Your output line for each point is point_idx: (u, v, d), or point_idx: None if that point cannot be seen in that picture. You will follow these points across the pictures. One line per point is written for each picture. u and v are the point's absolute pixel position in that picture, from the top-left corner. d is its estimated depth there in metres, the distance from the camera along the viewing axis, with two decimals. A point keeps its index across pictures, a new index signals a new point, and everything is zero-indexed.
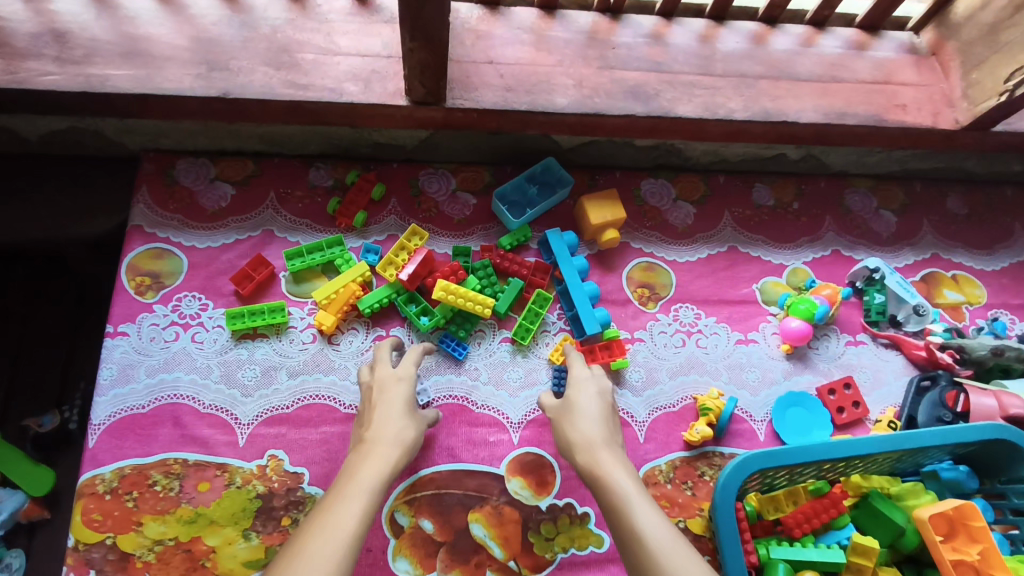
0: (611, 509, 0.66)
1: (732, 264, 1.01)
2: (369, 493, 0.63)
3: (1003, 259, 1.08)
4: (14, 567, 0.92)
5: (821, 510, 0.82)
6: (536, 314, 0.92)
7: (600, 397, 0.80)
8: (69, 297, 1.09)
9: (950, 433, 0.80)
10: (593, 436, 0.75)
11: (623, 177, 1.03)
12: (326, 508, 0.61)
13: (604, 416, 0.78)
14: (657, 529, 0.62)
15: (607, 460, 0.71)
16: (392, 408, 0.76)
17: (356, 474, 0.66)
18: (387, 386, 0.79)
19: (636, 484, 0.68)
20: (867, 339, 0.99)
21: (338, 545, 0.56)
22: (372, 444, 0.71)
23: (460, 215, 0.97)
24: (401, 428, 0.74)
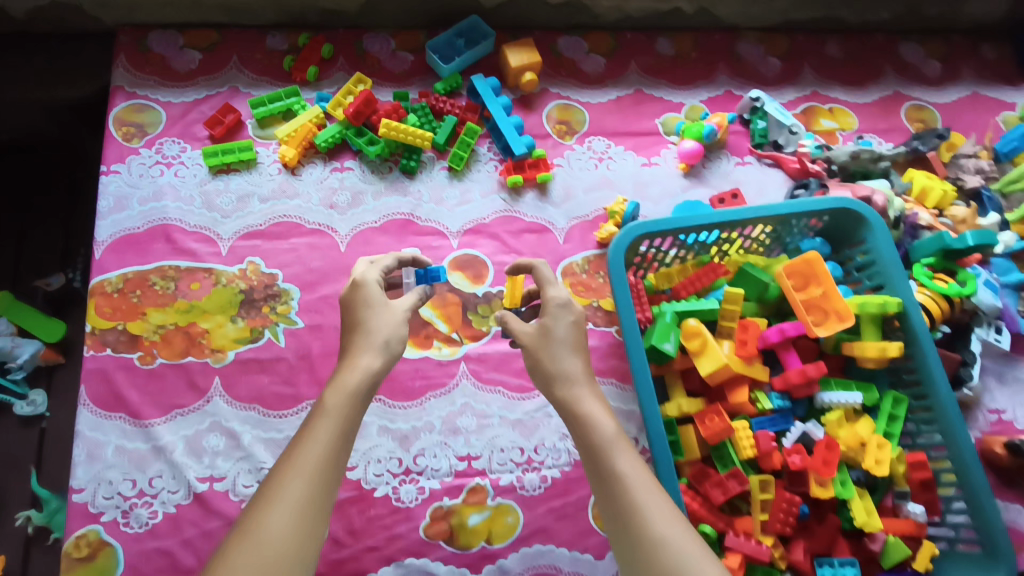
0: (594, 449, 0.70)
1: (637, 103, 1.17)
2: (339, 425, 0.66)
3: (874, 93, 1.24)
4: (39, 401, 1.07)
5: (703, 276, 0.99)
6: (467, 144, 1.08)
7: (576, 325, 0.81)
8: (63, 172, 1.23)
9: (805, 204, 0.97)
10: (570, 370, 0.76)
11: (541, 35, 1.19)
12: (294, 447, 0.64)
13: (577, 346, 0.79)
14: (636, 480, 0.66)
15: (583, 398, 0.75)
16: (374, 323, 0.76)
17: (327, 398, 0.68)
18: (371, 301, 0.78)
19: (617, 430, 0.72)
20: (753, 160, 1.16)
21: (307, 483, 0.61)
22: (355, 353, 0.73)
23: (399, 69, 1.13)
24: (381, 333, 0.75)
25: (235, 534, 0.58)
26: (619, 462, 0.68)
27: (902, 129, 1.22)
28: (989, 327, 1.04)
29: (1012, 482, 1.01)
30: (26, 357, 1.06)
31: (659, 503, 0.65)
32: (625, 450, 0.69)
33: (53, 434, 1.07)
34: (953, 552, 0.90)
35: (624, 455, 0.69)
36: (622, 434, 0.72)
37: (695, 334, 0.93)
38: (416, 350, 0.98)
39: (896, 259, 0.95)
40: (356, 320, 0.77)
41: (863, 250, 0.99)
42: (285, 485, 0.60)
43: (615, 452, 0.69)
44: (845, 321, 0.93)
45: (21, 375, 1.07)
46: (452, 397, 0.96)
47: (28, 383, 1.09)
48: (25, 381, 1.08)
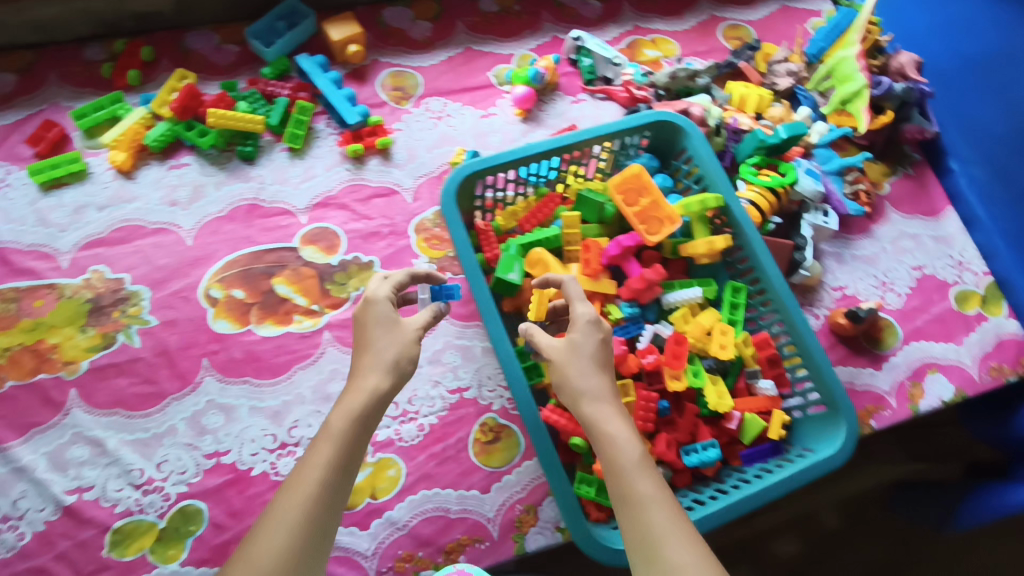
0: (617, 472, 0.66)
1: (468, 60, 1.21)
2: (337, 456, 0.66)
3: (691, 20, 1.32)
4: None
5: (542, 207, 1.04)
6: (301, 122, 1.09)
7: (599, 338, 0.77)
8: None
9: (622, 123, 1.02)
10: (596, 387, 0.73)
11: (365, 10, 1.21)
12: (296, 476, 0.65)
13: (603, 363, 0.76)
14: (658, 506, 0.63)
15: (609, 416, 0.70)
16: (382, 349, 0.75)
17: (333, 425, 0.68)
18: (373, 321, 0.77)
19: (645, 452, 0.68)
20: (587, 96, 1.21)
21: (298, 513, 0.61)
22: (363, 372, 0.73)
23: (225, 61, 1.13)
24: (384, 351, 0.74)
25: (226, 570, 0.59)
26: (639, 484, 0.65)
27: (721, 49, 1.30)
28: (816, 212, 1.12)
29: (862, 349, 1.11)
30: None
31: (672, 528, 0.62)
32: (650, 473, 0.66)
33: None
34: (806, 417, 0.95)
35: (647, 476, 0.65)
36: (648, 456, 0.68)
37: (539, 262, 0.96)
38: (277, 327, 0.98)
39: (713, 159, 1.01)
40: (368, 339, 0.76)
41: (686, 157, 1.06)
42: (280, 512, 0.62)
43: (634, 469, 0.66)
44: (673, 223, 0.99)
45: None
46: (318, 366, 0.97)
47: None
48: None
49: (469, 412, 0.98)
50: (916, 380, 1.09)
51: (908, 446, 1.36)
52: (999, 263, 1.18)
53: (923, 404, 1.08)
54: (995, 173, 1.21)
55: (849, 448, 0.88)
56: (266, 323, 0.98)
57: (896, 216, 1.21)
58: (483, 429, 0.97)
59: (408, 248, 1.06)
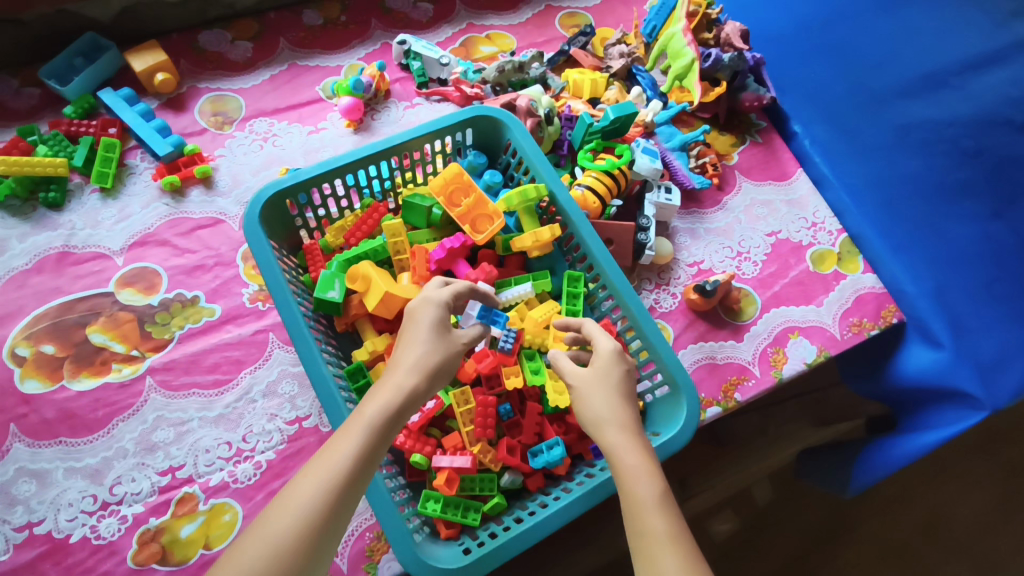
0: (631, 505, 0.64)
1: (294, 77, 1.17)
2: (365, 451, 0.62)
3: (526, 12, 1.30)
4: None
5: (367, 218, 1.00)
6: (109, 159, 1.04)
7: (623, 373, 0.75)
8: None
9: (439, 122, 0.98)
10: (619, 416, 0.70)
11: (178, 37, 1.16)
12: (321, 460, 0.61)
13: (628, 396, 0.73)
14: (672, 547, 0.60)
15: (629, 448, 0.68)
16: (423, 349, 0.70)
17: (368, 413, 0.64)
18: (416, 314, 0.74)
19: (664, 488, 0.65)
20: (422, 101, 1.18)
21: (314, 499, 0.57)
22: (404, 370, 0.68)
23: (27, 106, 1.07)
24: (428, 352, 0.70)
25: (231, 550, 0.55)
26: (652, 520, 0.62)
27: (558, 37, 1.28)
28: (659, 190, 1.07)
29: (721, 322, 1.05)
30: None
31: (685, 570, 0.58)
32: (665, 512, 0.62)
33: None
34: (655, 399, 0.91)
35: (663, 514, 0.62)
36: (667, 495, 0.64)
37: (359, 275, 0.91)
38: (92, 379, 0.92)
39: (534, 148, 0.99)
40: (411, 338, 0.72)
41: (511, 150, 1.03)
42: (297, 495, 0.57)
43: (652, 500, 0.63)
44: (496, 219, 0.96)
45: None
46: (141, 416, 0.91)
47: None
48: None
49: (310, 442, 0.92)
50: (778, 346, 1.03)
51: (814, 411, 1.28)
52: (850, 221, 1.13)
53: (787, 370, 1.01)
54: (837, 130, 1.17)
55: (692, 426, 0.83)
56: (79, 377, 0.92)
57: (747, 184, 1.18)
58: None
59: (238, 278, 1.01)
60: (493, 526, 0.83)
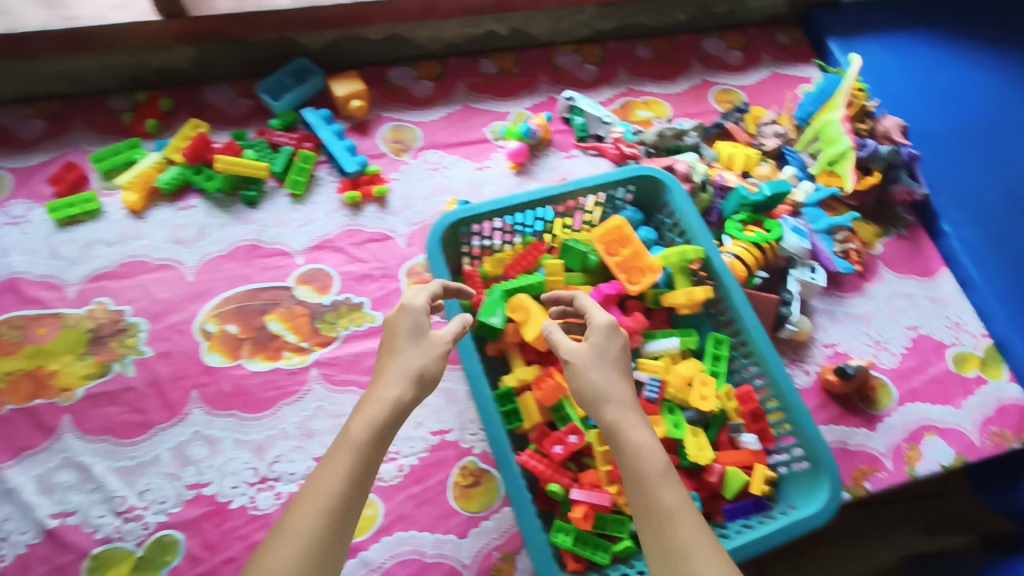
0: (641, 480, 0.71)
1: (467, 116, 1.28)
2: (356, 469, 0.70)
3: (683, 84, 1.39)
4: None
5: (528, 254, 1.08)
6: (304, 169, 1.16)
7: (615, 353, 0.82)
8: None
9: (606, 177, 1.07)
10: (620, 395, 0.78)
11: (371, 69, 1.29)
12: (320, 479, 0.69)
13: (621, 372, 0.81)
14: (683, 518, 0.68)
15: (631, 426, 0.75)
16: (403, 364, 0.79)
17: (353, 436, 0.73)
18: (396, 324, 0.83)
19: (666, 463, 0.72)
20: (578, 153, 1.27)
21: (316, 522, 0.66)
22: (387, 384, 0.77)
23: (239, 113, 1.21)
24: (412, 364, 0.79)
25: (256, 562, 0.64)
26: (664, 495, 0.69)
27: (712, 111, 1.36)
28: (804, 268, 1.13)
29: (855, 408, 1.06)
30: None
31: (696, 533, 0.67)
32: (671, 485, 0.70)
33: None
34: (792, 473, 0.92)
35: (671, 488, 0.70)
36: (670, 467, 0.72)
37: (520, 305, 0.98)
38: (266, 362, 1.01)
39: (694, 213, 1.05)
40: (393, 349, 0.81)
41: (668, 211, 1.10)
42: (301, 518, 0.66)
43: (660, 478, 0.70)
44: (653, 273, 1.01)
45: None
46: (304, 403, 0.99)
47: None
48: None
49: (450, 455, 0.98)
50: (913, 442, 1.04)
51: (924, 517, 1.19)
52: (994, 325, 1.15)
53: (920, 468, 1.02)
54: (988, 238, 1.21)
55: (833, 508, 0.86)
56: (256, 358, 1.01)
57: (889, 275, 1.20)
58: (464, 472, 0.97)
59: (398, 291, 1.10)
60: (623, 568, 0.86)
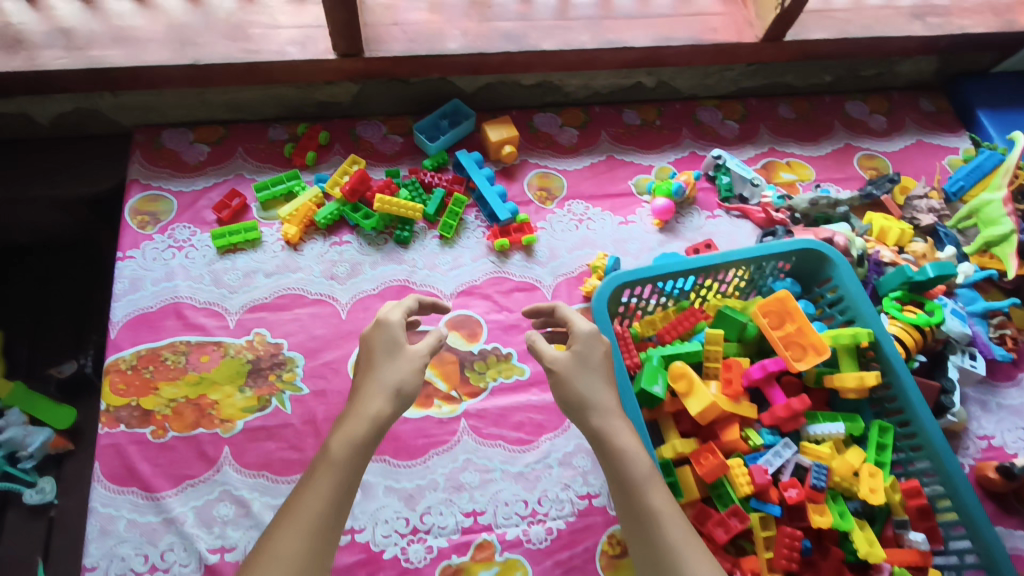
0: (629, 484, 0.77)
1: (612, 168, 1.27)
2: (341, 476, 0.72)
3: (826, 147, 1.37)
4: (48, 489, 1.06)
5: (684, 319, 1.06)
6: (456, 213, 1.16)
7: (600, 362, 0.87)
8: (78, 276, 1.28)
9: (771, 247, 1.05)
10: (606, 404, 0.83)
11: (518, 113, 1.30)
12: (309, 492, 0.70)
13: (605, 380, 0.86)
14: (670, 518, 0.74)
15: (618, 432, 0.81)
16: (379, 371, 0.83)
17: (335, 453, 0.74)
18: (372, 336, 0.86)
19: (648, 467, 0.79)
20: (722, 213, 1.26)
21: (304, 536, 0.67)
22: (367, 399, 0.79)
23: (390, 150, 1.23)
24: (392, 376, 0.82)
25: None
26: (652, 498, 0.76)
27: (856, 177, 1.33)
28: (964, 355, 1.09)
29: (1014, 509, 1.02)
30: (36, 445, 1.05)
31: (684, 532, 0.74)
32: (656, 488, 0.77)
33: (61, 518, 1.06)
34: None
35: (655, 491, 0.77)
36: (652, 469, 0.79)
37: (682, 375, 0.96)
38: (418, 409, 1.01)
39: (861, 291, 1.03)
40: (371, 364, 0.83)
41: (830, 286, 1.07)
42: (288, 534, 0.67)
43: (651, 486, 0.77)
44: (821, 353, 0.98)
45: (30, 464, 1.06)
46: (453, 454, 0.99)
47: (37, 471, 1.08)
48: (34, 469, 1.07)
49: (598, 521, 0.96)
50: None
51: None
52: None
53: None
54: None
55: None
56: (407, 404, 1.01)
57: None
58: (612, 541, 0.94)
59: None
60: None
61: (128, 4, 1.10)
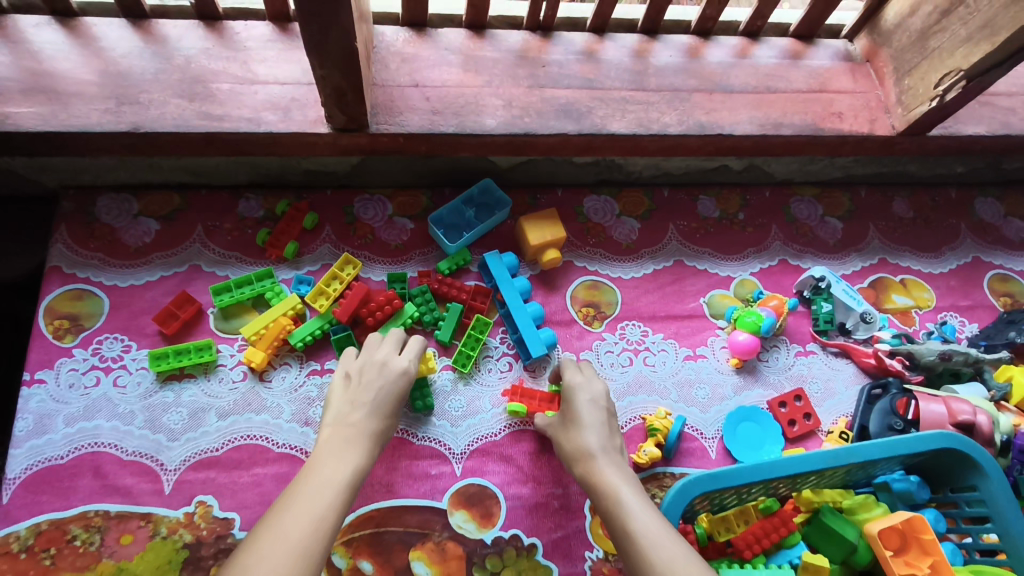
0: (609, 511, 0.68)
1: (679, 278, 0.99)
2: (336, 486, 0.62)
3: (952, 260, 1.07)
4: None
5: (771, 530, 0.79)
6: (476, 340, 0.89)
7: (596, 403, 0.79)
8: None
9: (901, 444, 0.78)
10: (585, 443, 0.75)
11: (564, 194, 1.02)
12: (305, 490, 0.61)
13: (595, 416, 0.78)
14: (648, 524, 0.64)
15: (598, 466, 0.72)
16: (373, 395, 0.74)
17: (342, 468, 0.65)
18: (370, 372, 0.76)
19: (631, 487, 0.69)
20: (817, 349, 0.97)
21: (295, 532, 0.56)
22: (358, 433, 0.70)
23: (396, 240, 0.94)
24: (380, 418, 0.72)
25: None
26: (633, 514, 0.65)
27: (987, 305, 1.04)
28: None
29: None
30: None
31: (669, 538, 0.62)
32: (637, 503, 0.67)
33: None
34: None
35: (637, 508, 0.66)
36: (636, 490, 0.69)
37: None
38: None
39: (1019, 520, 0.76)
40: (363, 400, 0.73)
41: (972, 496, 0.80)
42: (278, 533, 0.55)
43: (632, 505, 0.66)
44: None
45: None
46: None
47: None
48: None
49: None
50: None
51: None
52: None
53: None
54: None
55: None
56: None
57: None
58: None
59: (581, 534, 0.82)
60: None
61: (52, 34, 0.81)
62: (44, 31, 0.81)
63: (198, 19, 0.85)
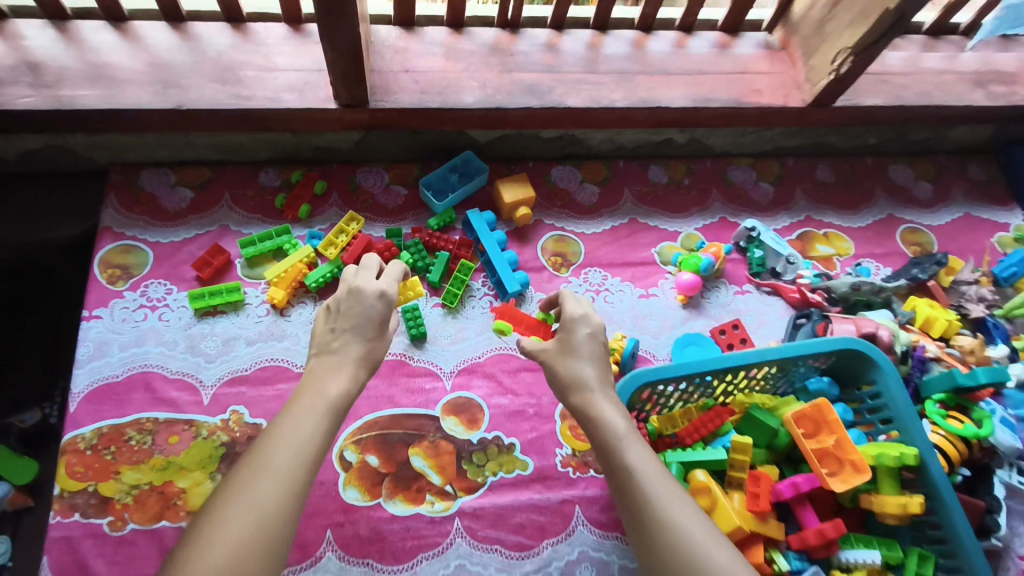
0: (605, 445, 0.72)
1: (633, 232, 1.17)
2: (325, 412, 0.69)
3: (868, 216, 1.26)
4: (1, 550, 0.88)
5: (708, 420, 0.95)
6: (461, 281, 1.06)
7: (596, 339, 0.80)
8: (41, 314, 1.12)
9: (813, 346, 0.95)
10: (582, 377, 0.77)
11: (535, 166, 1.20)
12: (297, 417, 0.67)
13: (593, 352, 0.80)
14: (645, 466, 0.69)
15: (594, 400, 0.75)
16: (361, 327, 0.78)
17: (329, 393, 0.71)
18: (354, 303, 0.79)
19: (627, 425, 0.73)
20: (752, 288, 1.15)
21: (285, 458, 0.63)
22: (344, 363, 0.75)
23: (393, 204, 1.12)
24: (366, 347, 0.77)
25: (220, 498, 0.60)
26: (627, 452, 0.70)
27: (899, 252, 1.22)
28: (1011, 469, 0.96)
29: None
30: None
31: (662, 480, 0.68)
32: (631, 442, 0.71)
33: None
34: None
35: (631, 447, 0.71)
36: (631, 428, 0.73)
37: (703, 489, 0.87)
38: (408, 505, 0.91)
39: (908, 404, 0.93)
40: (347, 332, 0.77)
41: (873, 391, 0.97)
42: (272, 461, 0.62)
43: (632, 446, 0.70)
44: (863, 473, 0.87)
45: None
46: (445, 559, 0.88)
47: None
48: None
49: None
50: None
51: None
52: None
53: None
54: None
55: None
56: (397, 499, 0.91)
57: None
58: None
59: (553, 435, 0.98)
60: None
61: (108, 35, 1.00)
62: (101, 33, 1.00)
63: (227, 22, 1.04)
